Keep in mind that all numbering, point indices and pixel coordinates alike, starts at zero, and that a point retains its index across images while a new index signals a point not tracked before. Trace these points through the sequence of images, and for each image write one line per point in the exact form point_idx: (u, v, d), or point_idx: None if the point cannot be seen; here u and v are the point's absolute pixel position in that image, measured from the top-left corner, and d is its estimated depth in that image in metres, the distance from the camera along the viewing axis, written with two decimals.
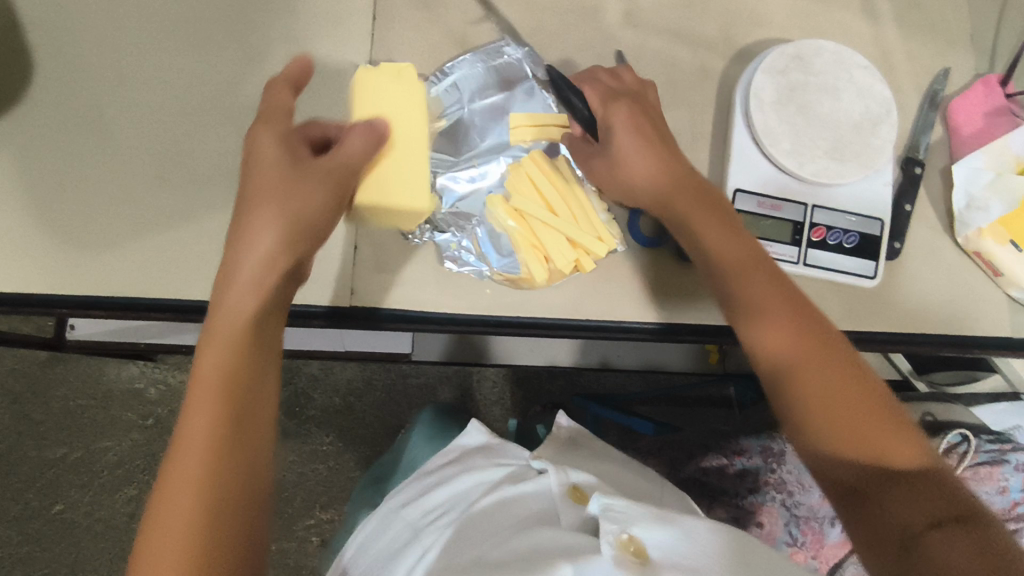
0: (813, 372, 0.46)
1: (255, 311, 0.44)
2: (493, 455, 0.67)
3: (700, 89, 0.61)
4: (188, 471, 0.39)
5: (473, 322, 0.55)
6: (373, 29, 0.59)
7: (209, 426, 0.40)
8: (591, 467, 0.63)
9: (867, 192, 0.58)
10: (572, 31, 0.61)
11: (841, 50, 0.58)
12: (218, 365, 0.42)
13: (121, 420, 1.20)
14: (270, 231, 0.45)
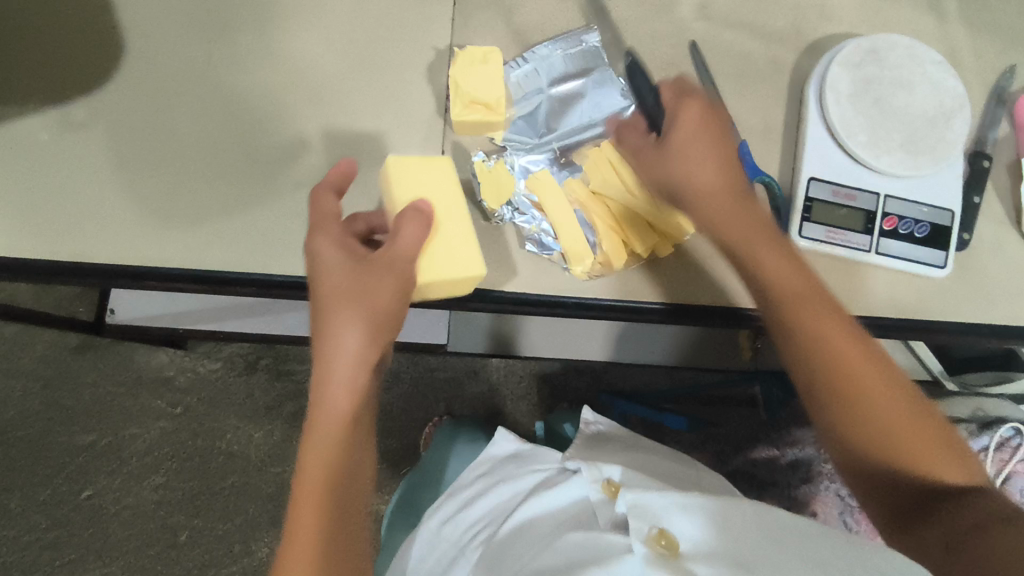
0: (868, 395, 0.47)
1: (365, 339, 0.46)
2: (523, 463, 0.70)
3: (771, 81, 0.62)
4: (309, 500, 0.43)
5: (539, 301, 0.55)
6: (451, 15, 0.60)
7: (323, 451, 0.44)
8: (626, 457, 0.65)
9: (937, 184, 0.59)
10: (647, 22, 0.62)
11: (913, 44, 0.59)
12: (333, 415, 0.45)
13: (151, 407, 1.20)
14: (359, 316, 0.46)
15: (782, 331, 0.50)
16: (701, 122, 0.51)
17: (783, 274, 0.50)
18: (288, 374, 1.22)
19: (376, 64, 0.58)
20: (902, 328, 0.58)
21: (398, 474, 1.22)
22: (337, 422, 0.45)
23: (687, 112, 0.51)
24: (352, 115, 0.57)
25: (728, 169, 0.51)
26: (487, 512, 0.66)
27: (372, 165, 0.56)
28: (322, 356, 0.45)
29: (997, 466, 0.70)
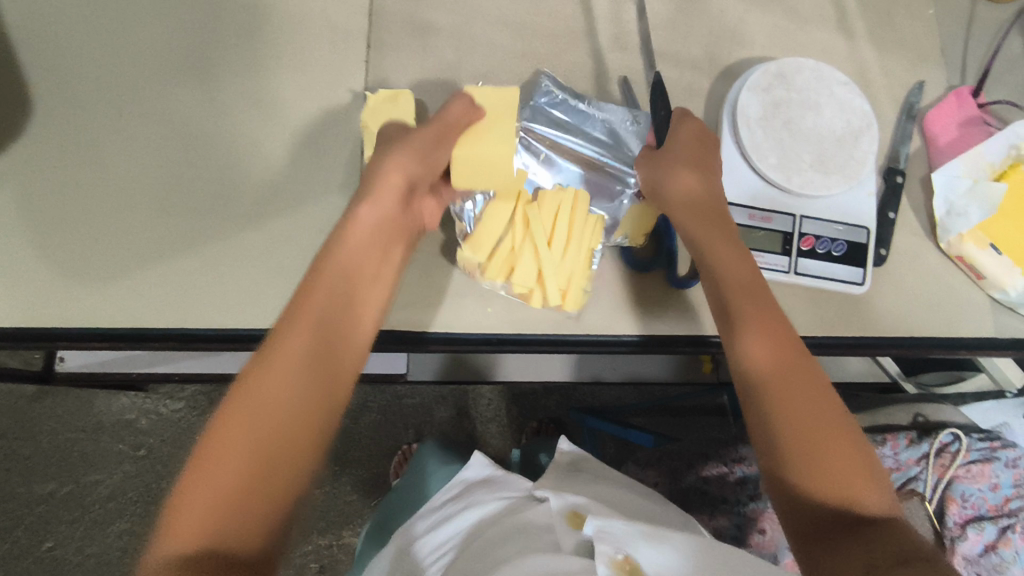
0: (797, 397, 0.44)
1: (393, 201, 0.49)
2: (495, 488, 0.69)
3: (689, 105, 0.63)
4: (312, 313, 0.41)
5: (499, 341, 0.56)
6: (367, 57, 0.60)
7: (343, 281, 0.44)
8: (595, 490, 0.63)
9: (851, 202, 0.60)
10: (562, 54, 0.62)
11: (819, 66, 0.60)
12: (364, 280, 0.45)
13: (112, 453, 1.18)
14: (411, 159, 0.49)
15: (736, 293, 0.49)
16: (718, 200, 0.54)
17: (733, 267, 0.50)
18: None
19: (293, 110, 0.58)
20: (825, 344, 0.59)
21: (368, 506, 1.21)
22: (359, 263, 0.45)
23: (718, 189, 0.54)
24: (271, 160, 0.57)
25: (719, 222, 0.52)
26: (457, 535, 0.64)
27: (291, 211, 0.56)
28: (376, 198, 0.48)
29: (937, 473, 0.71)
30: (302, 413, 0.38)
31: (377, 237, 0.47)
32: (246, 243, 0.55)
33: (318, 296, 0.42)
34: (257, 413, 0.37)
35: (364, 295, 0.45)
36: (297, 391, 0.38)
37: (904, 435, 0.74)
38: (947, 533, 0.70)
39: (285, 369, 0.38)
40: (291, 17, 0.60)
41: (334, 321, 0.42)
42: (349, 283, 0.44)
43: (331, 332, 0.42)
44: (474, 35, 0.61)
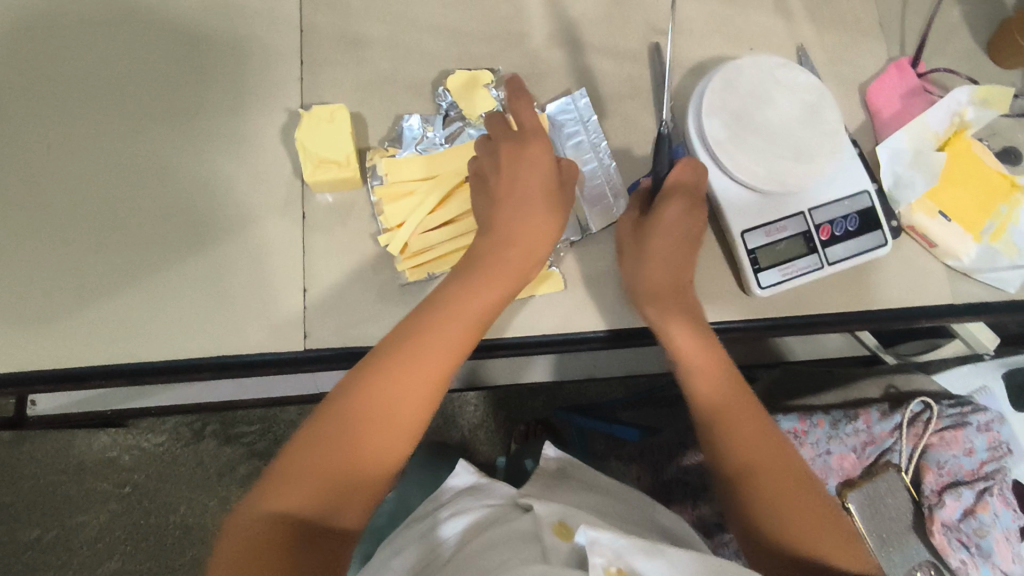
0: (741, 424, 0.51)
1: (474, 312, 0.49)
2: (480, 495, 0.67)
3: (631, 99, 0.63)
4: (379, 406, 0.44)
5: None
6: (303, 75, 0.59)
7: (416, 338, 0.46)
8: (581, 498, 0.63)
9: (837, 175, 0.60)
10: (500, 57, 0.62)
11: (759, 59, 0.60)
12: (421, 351, 0.46)
13: (96, 493, 1.16)
14: (537, 217, 0.52)
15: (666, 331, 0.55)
16: (670, 219, 0.55)
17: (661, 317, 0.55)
18: (237, 438, 1.16)
19: (233, 134, 0.57)
20: (782, 325, 0.59)
21: None
22: (430, 331, 0.47)
23: (669, 211, 0.55)
24: (213, 186, 0.56)
25: (662, 247, 0.55)
26: (450, 542, 0.61)
27: (235, 235, 0.55)
28: (443, 304, 0.48)
29: (911, 442, 0.71)
30: (350, 467, 0.42)
31: (426, 338, 0.47)
32: (192, 272, 0.54)
33: (351, 405, 0.44)
34: (316, 460, 0.42)
35: (416, 374, 0.45)
36: (354, 458, 0.42)
37: (876, 409, 0.73)
38: (924, 501, 0.71)
39: (304, 464, 0.41)
40: (222, 40, 0.59)
41: (396, 395, 0.45)
42: (409, 374, 0.45)
43: (366, 413, 0.44)
44: (412, 45, 0.61)
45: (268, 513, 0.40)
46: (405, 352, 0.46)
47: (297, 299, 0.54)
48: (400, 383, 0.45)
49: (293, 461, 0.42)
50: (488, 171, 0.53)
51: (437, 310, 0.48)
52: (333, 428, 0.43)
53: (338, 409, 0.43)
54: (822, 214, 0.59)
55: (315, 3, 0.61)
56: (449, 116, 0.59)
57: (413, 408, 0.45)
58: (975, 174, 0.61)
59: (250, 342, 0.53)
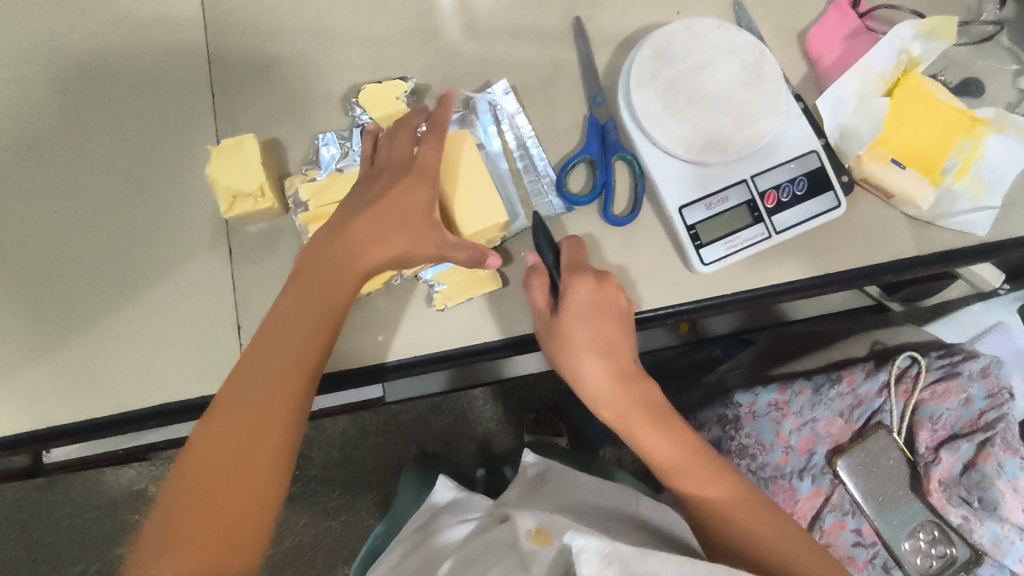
0: (679, 467, 0.52)
1: (310, 316, 0.47)
2: (460, 510, 0.68)
3: (555, 80, 0.59)
4: (225, 426, 0.43)
5: (398, 365, 0.55)
6: (215, 105, 0.58)
7: (270, 356, 0.45)
8: (559, 500, 0.61)
9: (787, 137, 0.56)
10: (414, 57, 0.59)
11: (687, 23, 0.56)
12: (298, 300, 0.48)
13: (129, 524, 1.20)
14: (364, 230, 0.50)
15: (612, 405, 0.53)
16: (581, 304, 0.51)
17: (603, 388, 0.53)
18: None
19: (151, 176, 0.56)
20: (734, 300, 0.56)
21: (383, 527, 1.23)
22: (281, 342, 0.46)
23: (573, 293, 0.51)
24: (139, 231, 0.55)
25: (586, 331, 0.52)
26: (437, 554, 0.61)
27: (165, 280, 0.54)
28: (313, 257, 0.49)
29: (902, 399, 0.68)
30: (234, 493, 0.41)
31: (270, 343, 0.46)
32: (128, 321, 0.54)
33: (278, 335, 0.46)
34: (195, 491, 0.41)
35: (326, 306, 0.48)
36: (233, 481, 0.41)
37: (860, 368, 0.70)
38: (920, 460, 0.68)
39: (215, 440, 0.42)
40: (131, 81, 0.58)
41: (258, 403, 0.44)
42: (261, 391, 0.44)
43: (237, 423, 0.43)
44: (321, 57, 0.59)
45: (189, 481, 0.41)
46: (247, 366, 0.45)
47: (232, 336, 0.54)
48: (242, 393, 0.44)
49: (168, 500, 0.41)
50: (377, 186, 0.52)
51: (280, 309, 0.48)
52: (201, 452, 0.42)
53: (208, 428, 0.43)
54: (766, 179, 0.56)
55: (219, 28, 0.59)
56: (364, 128, 0.57)
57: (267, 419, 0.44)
58: (930, 115, 0.57)
59: (193, 382, 0.53)
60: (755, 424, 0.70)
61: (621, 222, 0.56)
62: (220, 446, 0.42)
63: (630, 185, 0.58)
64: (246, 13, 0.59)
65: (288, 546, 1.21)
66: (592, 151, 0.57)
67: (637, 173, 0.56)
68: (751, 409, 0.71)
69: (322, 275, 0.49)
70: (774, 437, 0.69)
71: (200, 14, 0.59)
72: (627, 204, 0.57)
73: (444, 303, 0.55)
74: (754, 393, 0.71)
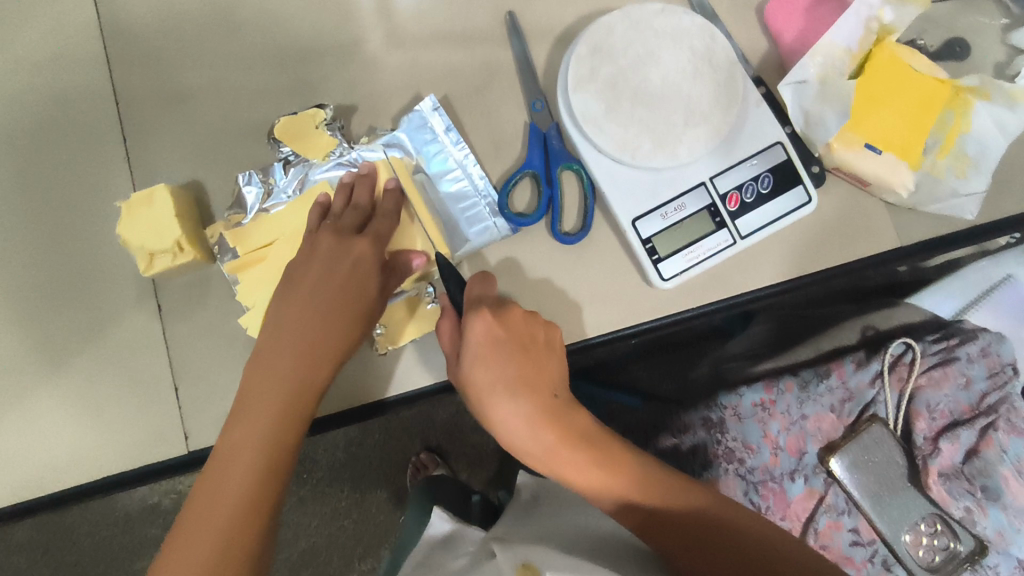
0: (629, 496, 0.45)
1: (279, 389, 0.46)
2: (454, 544, 0.65)
3: (491, 87, 0.54)
4: (204, 521, 0.42)
5: (352, 412, 0.52)
6: (130, 149, 0.54)
7: (244, 438, 0.44)
8: (548, 524, 0.57)
9: (747, 129, 0.51)
10: (336, 76, 0.55)
11: (626, 12, 0.50)
12: (244, 416, 0.45)
13: (147, 538, 1.22)
14: (322, 295, 0.48)
15: (542, 445, 0.46)
16: (486, 339, 0.46)
17: (524, 433, 0.46)
18: None
19: (73, 233, 0.53)
20: (698, 313, 0.52)
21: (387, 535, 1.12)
22: (254, 422, 0.45)
23: (476, 329, 0.46)
24: (66, 293, 0.52)
25: (501, 366, 0.46)
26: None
27: (96, 342, 0.52)
28: (258, 366, 0.46)
29: (896, 389, 0.65)
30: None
31: (243, 422, 0.45)
32: (63, 390, 0.51)
33: (231, 458, 0.44)
34: None
35: (279, 413, 0.45)
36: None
37: (851, 359, 0.66)
38: (918, 453, 0.64)
39: (193, 541, 0.41)
40: (36, 131, 0.54)
41: (232, 492, 0.43)
42: (237, 478, 0.43)
43: (212, 514, 0.42)
44: (236, 85, 0.54)
45: None
46: (223, 451, 0.44)
47: (172, 398, 0.51)
48: (217, 483, 0.43)
49: None
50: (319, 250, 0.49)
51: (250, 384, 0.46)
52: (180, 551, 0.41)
53: (185, 527, 0.42)
54: (726, 180, 0.51)
55: (126, 63, 0.54)
56: (287, 162, 0.52)
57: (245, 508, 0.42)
58: (908, 88, 0.51)
59: (136, 450, 0.50)
60: (740, 427, 0.66)
61: (571, 241, 0.51)
62: None
63: (579, 198, 0.53)
64: (152, 43, 0.55)
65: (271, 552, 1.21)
66: (535, 165, 0.52)
67: (586, 185, 0.52)
68: (736, 411, 0.67)
69: (287, 342, 0.47)
70: (761, 438, 0.65)
71: (102, 51, 0.54)
72: (576, 218, 0.53)
73: (386, 346, 0.51)
74: (739, 393, 0.67)
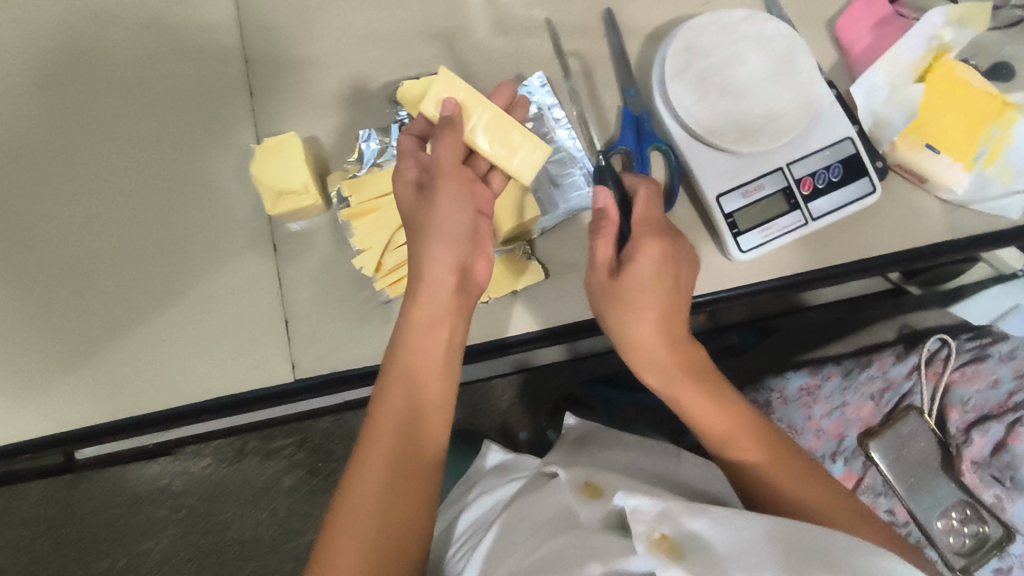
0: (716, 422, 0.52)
1: (433, 315, 0.49)
2: (508, 471, 0.70)
3: (589, 74, 0.60)
4: (382, 431, 0.46)
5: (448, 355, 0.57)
6: (253, 103, 0.58)
7: (407, 364, 0.48)
8: (604, 458, 0.63)
9: (821, 125, 0.57)
10: (446, 54, 0.59)
11: (718, 15, 0.56)
12: (403, 346, 0.49)
13: (154, 518, 1.12)
14: (439, 227, 0.49)
15: (668, 354, 0.52)
16: (645, 262, 0.50)
17: (653, 344, 0.52)
18: (277, 451, 1.12)
19: (194, 176, 0.56)
20: (769, 287, 0.57)
21: None
22: (414, 349, 0.49)
23: (643, 250, 0.50)
24: (186, 228, 0.56)
25: (652, 280, 0.51)
26: (493, 509, 0.64)
27: (213, 276, 0.55)
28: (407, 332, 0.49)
29: (931, 383, 0.69)
30: (400, 484, 0.45)
31: (412, 342, 0.49)
32: (177, 319, 0.54)
33: (391, 417, 0.47)
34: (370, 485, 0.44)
35: (434, 370, 0.49)
36: (400, 474, 0.45)
37: (890, 352, 0.71)
38: (951, 441, 0.69)
39: (376, 449, 0.46)
40: (169, 82, 0.58)
41: (404, 407, 0.47)
42: (404, 395, 0.47)
43: (392, 426, 0.46)
44: (354, 54, 0.59)
45: (364, 482, 0.45)
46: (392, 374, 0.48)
47: (280, 330, 0.54)
48: (388, 401, 0.47)
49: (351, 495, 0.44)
50: (408, 177, 0.51)
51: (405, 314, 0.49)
52: (369, 455, 0.46)
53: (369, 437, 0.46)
54: (801, 167, 0.56)
55: (252, 28, 0.59)
56: (404, 124, 0.57)
57: (413, 422, 0.47)
58: (961, 98, 0.56)
59: (243, 377, 0.54)
60: (786, 410, 0.71)
61: (660, 212, 0.57)
62: (371, 483, 0.44)
63: (666, 175, 0.58)
64: (278, 11, 0.59)
65: (248, 535, 1.11)
66: (628, 143, 0.57)
67: (675, 163, 0.57)
68: (782, 394, 0.72)
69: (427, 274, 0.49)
70: (805, 421, 0.71)
71: (234, 15, 0.59)
72: (662, 193, 0.58)
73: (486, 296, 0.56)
74: (785, 377, 0.73)
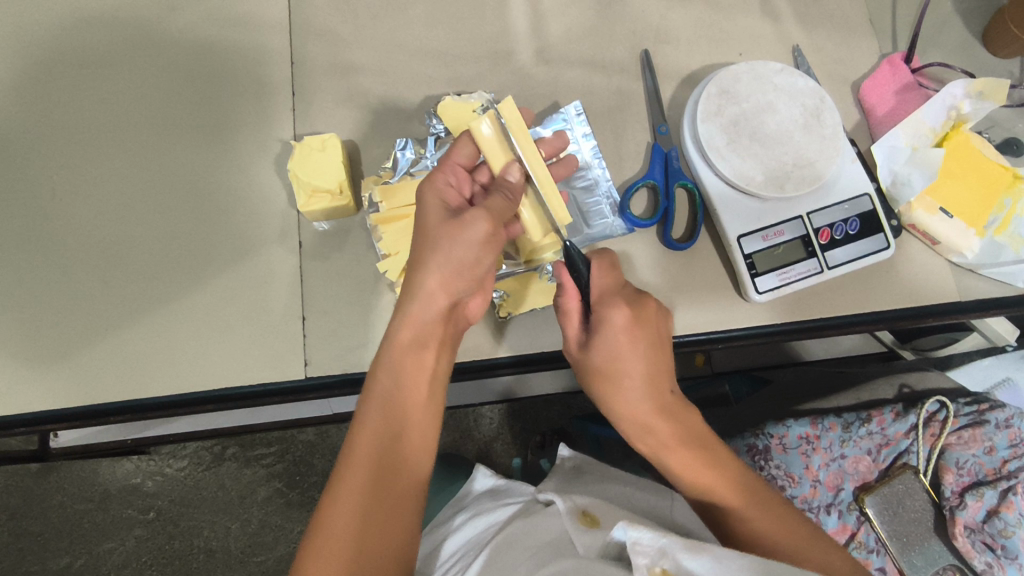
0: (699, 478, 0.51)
1: (422, 341, 0.48)
2: (500, 494, 0.68)
3: (623, 109, 0.62)
4: (362, 458, 0.44)
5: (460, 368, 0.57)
6: (295, 103, 0.59)
7: (393, 389, 0.46)
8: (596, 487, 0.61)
9: (842, 180, 0.59)
10: (488, 76, 0.61)
11: (752, 65, 0.58)
12: (388, 371, 0.47)
13: (121, 518, 1.08)
14: (449, 255, 0.48)
15: (650, 416, 0.52)
16: (623, 328, 0.51)
17: (636, 411, 0.53)
18: (257, 459, 1.09)
19: (228, 168, 0.57)
20: (782, 330, 0.58)
21: None
22: (400, 373, 0.47)
23: (612, 314, 0.51)
24: (213, 218, 0.56)
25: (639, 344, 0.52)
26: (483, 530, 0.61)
27: (235, 266, 0.55)
28: (391, 356, 0.47)
29: (928, 443, 0.70)
30: (381, 511, 0.43)
31: (399, 367, 0.47)
32: (194, 305, 0.54)
33: (367, 441, 0.45)
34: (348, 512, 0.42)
35: (416, 395, 0.47)
36: (380, 502, 0.43)
37: (889, 409, 0.72)
38: (945, 503, 0.68)
39: (355, 478, 0.43)
40: (215, 74, 0.59)
41: (386, 433, 0.45)
42: (387, 420, 0.46)
43: (373, 453, 0.44)
44: (398, 66, 0.61)
45: (340, 511, 0.42)
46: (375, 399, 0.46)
47: (296, 327, 0.54)
48: (371, 427, 0.45)
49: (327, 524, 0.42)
50: (438, 206, 0.50)
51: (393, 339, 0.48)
52: (348, 482, 0.43)
53: (348, 463, 0.44)
54: (820, 218, 0.58)
55: (302, 31, 0.60)
56: (439, 138, 0.58)
57: (396, 449, 0.45)
58: (974, 170, 0.59)
59: (252, 370, 0.53)
60: (784, 457, 0.71)
61: (681, 247, 0.58)
62: (349, 511, 0.42)
63: (688, 212, 0.60)
64: (329, 19, 0.61)
65: (216, 545, 1.08)
66: (656, 177, 0.59)
67: (699, 203, 0.59)
68: (782, 441, 0.71)
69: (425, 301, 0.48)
70: (803, 471, 0.70)
71: (286, 17, 0.61)
72: (685, 229, 0.60)
73: (507, 312, 0.57)
74: (786, 425, 0.72)
